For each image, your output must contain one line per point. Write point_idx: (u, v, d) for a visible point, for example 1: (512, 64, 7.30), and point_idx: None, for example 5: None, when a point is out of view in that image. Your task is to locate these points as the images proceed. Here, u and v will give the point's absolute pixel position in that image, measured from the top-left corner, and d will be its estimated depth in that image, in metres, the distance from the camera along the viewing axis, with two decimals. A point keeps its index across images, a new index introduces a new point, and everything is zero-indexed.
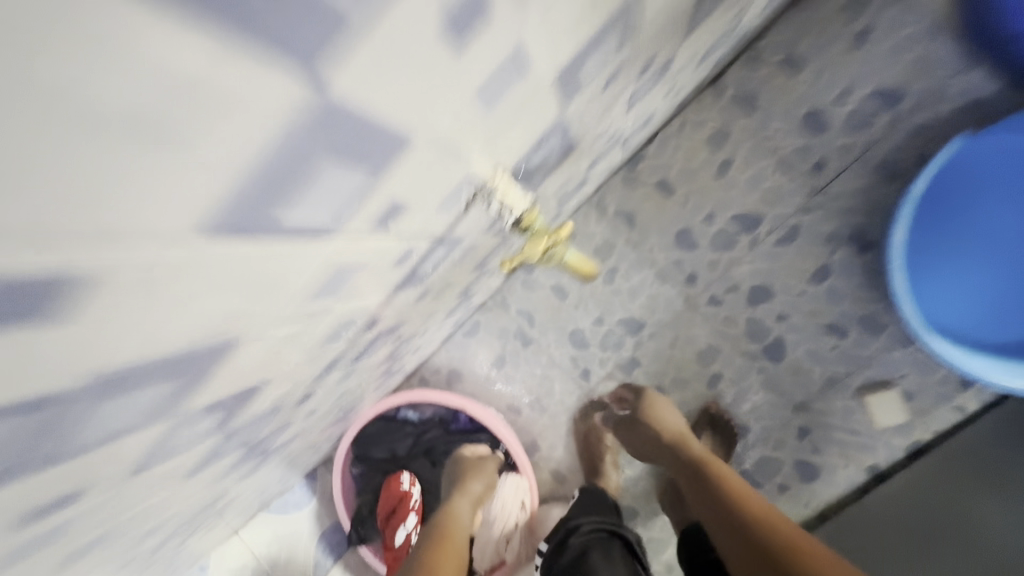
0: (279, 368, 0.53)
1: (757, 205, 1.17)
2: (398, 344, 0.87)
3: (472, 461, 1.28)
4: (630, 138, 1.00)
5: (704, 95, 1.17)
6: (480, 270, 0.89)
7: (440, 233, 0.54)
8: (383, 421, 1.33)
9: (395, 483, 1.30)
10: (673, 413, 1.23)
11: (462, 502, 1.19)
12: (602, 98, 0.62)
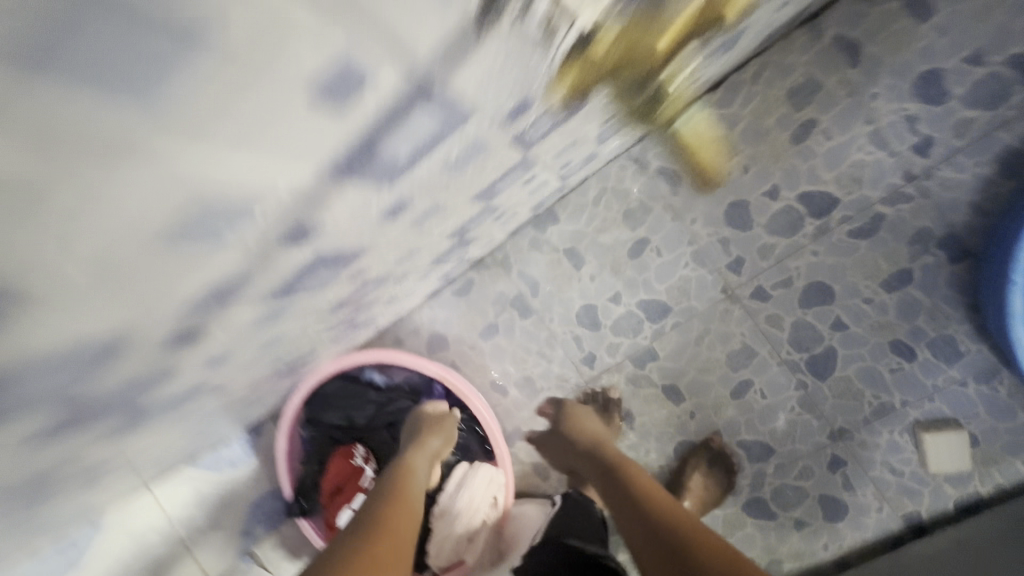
0: (212, 312, 0.45)
1: (834, 185, 0.96)
2: (332, 297, 0.62)
3: (433, 415, 1.08)
4: (711, 60, 0.76)
5: (796, 35, 0.93)
6: (483, 205, 0.66)
7: (418, 182, 0.47)
8: (343, 381, 1.11)
9: (345, 455, 1.10)
10: (594, 420, 1.07)
11: (420, 456, 0.98)
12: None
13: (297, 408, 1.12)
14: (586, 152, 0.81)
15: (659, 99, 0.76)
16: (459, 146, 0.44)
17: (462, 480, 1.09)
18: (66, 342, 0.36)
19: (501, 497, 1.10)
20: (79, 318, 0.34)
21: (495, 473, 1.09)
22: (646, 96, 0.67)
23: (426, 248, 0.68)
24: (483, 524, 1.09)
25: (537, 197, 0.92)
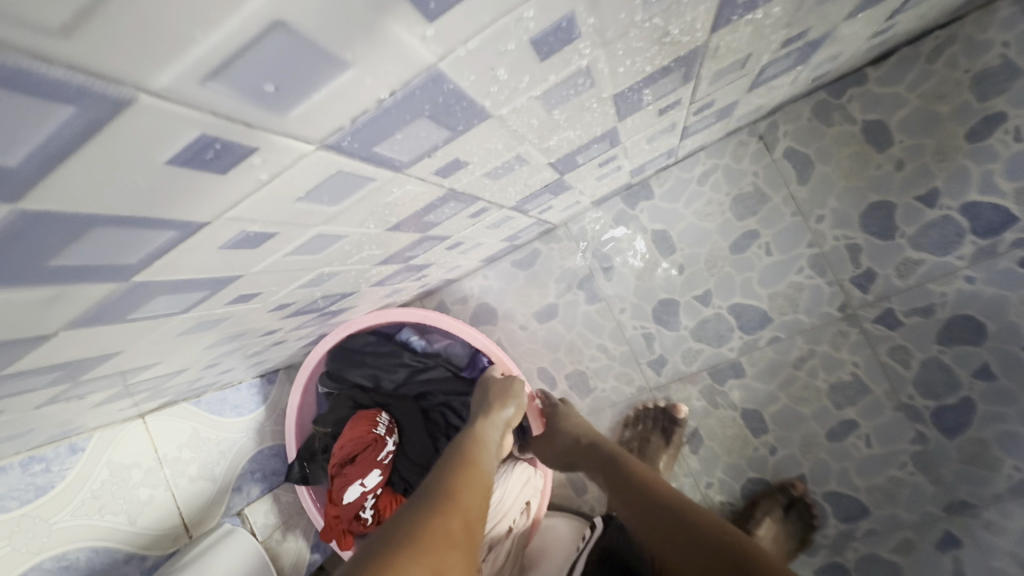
0: (296, 203, 0.33)
1: (1013, 200, 0.77)
2: (402, 214, 0.47)
3: (506, 384, 0.92)
4: (918, 2, 0.58)
5: (1000, 5, 0.75)
6: (612, 127, 0.51)
7: (585, 65, 0.34)
8: (377, 339, 1.08)
9: (367, 422, 0.99)
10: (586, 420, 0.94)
11: (492, 426, 0.81)
12: None
13: (320, 360, 1.07)
14: (729, 101, 0.65)
15: (840, 40, 0.59)
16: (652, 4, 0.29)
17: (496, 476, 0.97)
18: (96, 209, 0.23)
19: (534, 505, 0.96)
20: (112, 170, 0.21)
21: (530, 476, 0.98)
22: (846, 17, 0.50)
23: (528, 172, 0.53)
24: (509, 534, 0.92)
25: (647, 157, 0.76)
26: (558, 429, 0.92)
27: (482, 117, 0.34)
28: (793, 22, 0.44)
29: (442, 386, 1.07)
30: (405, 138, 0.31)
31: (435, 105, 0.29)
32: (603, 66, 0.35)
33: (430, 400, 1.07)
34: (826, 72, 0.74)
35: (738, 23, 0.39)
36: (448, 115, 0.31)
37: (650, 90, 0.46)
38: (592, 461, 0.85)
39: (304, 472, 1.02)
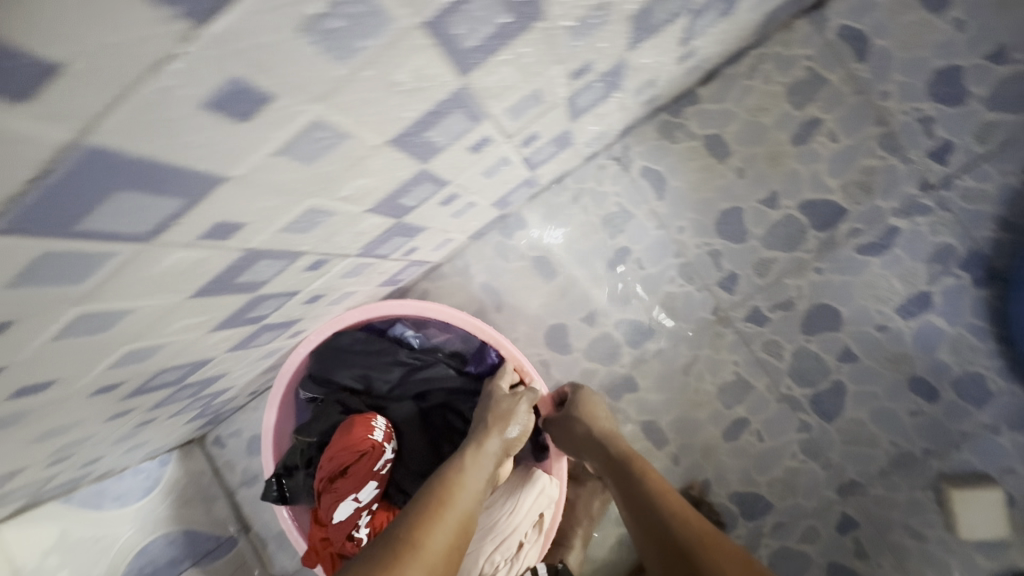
0: (16, 290, 0.31)
1: (841, 194, 0.83)
2: (199, 280, 0.45)
3: (510, 402, 0.85)
4: (706, 27, 0.63)
5: (798, 25, 0.83)
6: (421, 169, 0.52)
7: (314, 122, 0.34)
8: (366, 336, 0.96)
9: (363, 426, 0.86)
10: (605, 409, 0.88)
11: (485, 456, 0.77)
12: None
13: (301, 363, 0.95)
14: (557, 132, 0.68)
15: (642, 67, 0.64)
16: (343, 64, 0.30)
17: (511, 493, 0.91)
18: None
19: (546, 522, 0.91)
20: None
21: (547, 486, 0.91)
22: (625, 48, 0.54)
23: (342, 221, 0.52)
24: (517, 550, 0.88)
25: (501, 190, 0.78)
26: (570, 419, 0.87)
27: (215, 181, 0.34)
28: (559, 58, 0.47)
29: (445, 384, 0.96)
30: (117, 210, 0.30)
31: (131, 175, 0.28)
32: (338, 117, 0.35)
33: (433, 401, 0.97)
34: (656, 96, 0.79)
35: (490, 63, 0.41)
36: (162, 184, 0.30)
37: (438, 133, 0.47)
38: (606, 464, 0.80)
39: (282, 490, 0.93)
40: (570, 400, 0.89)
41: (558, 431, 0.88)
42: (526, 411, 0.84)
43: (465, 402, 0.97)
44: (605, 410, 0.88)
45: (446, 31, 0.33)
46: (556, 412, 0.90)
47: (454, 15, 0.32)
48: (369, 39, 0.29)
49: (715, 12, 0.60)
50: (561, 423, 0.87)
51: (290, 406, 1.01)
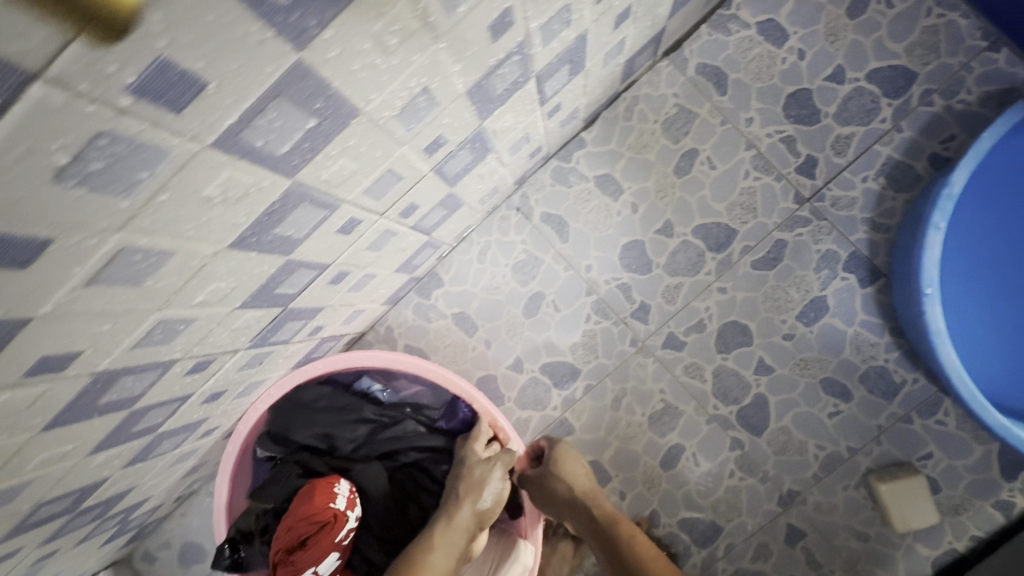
0: None
1: (728, 216, 0.88)
2: (44, 413, 0.42)
3: (484, 469, 0.82)
4: (560, 86, 0.67)
5: (661, 67, 0.88)
6: (286, 261, 0.52)
7: (121, 250, 0.34)
8: (332, 391, 0.91)
9: (324, 493, 0.74)
10: (583, 464, 0.86)
11: (455, 529, 0.75)
12: None
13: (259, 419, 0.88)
14: (439, 197, 0.69)
15: (507, 128, 0.66)
16: (129, 194, 0.30)
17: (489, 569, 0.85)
18: None
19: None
20: None
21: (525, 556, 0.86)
22: (476, 120, 0.57)
23: (211, 322, 0.51)
24: None
25: (400, 257, 0.78)
26: (548, 475, 0.85)
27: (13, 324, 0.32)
28: (400, 141, 0.49)
29: (413, 443, 0.90)
30: None
31: None
32: (150, 240, 0.35)
33: (401, 461, 0.90)
34: (538, 148, 0.82)
35: (318, 160, 0.42)
36: None
37: (288, 226, 0.47)
38: (587, 528, 0.80)
39: (235, 557, 0.84)
40: (547, 455, 0.87)
41: (535, 490, 0.86)
42: (500, 478, 0.82)
43: (435, 461, 0.91)
44: (584, 466, 0.86)
45: (245, 145, 0.34)
46: (533, 469, 0.87)
47: (248, 131, 0.33)
48: (150, 171, 0.30)
49: (564, 71, 0.63)
50: (537, 481, 0.85)
51: (247, 466, 0.93)
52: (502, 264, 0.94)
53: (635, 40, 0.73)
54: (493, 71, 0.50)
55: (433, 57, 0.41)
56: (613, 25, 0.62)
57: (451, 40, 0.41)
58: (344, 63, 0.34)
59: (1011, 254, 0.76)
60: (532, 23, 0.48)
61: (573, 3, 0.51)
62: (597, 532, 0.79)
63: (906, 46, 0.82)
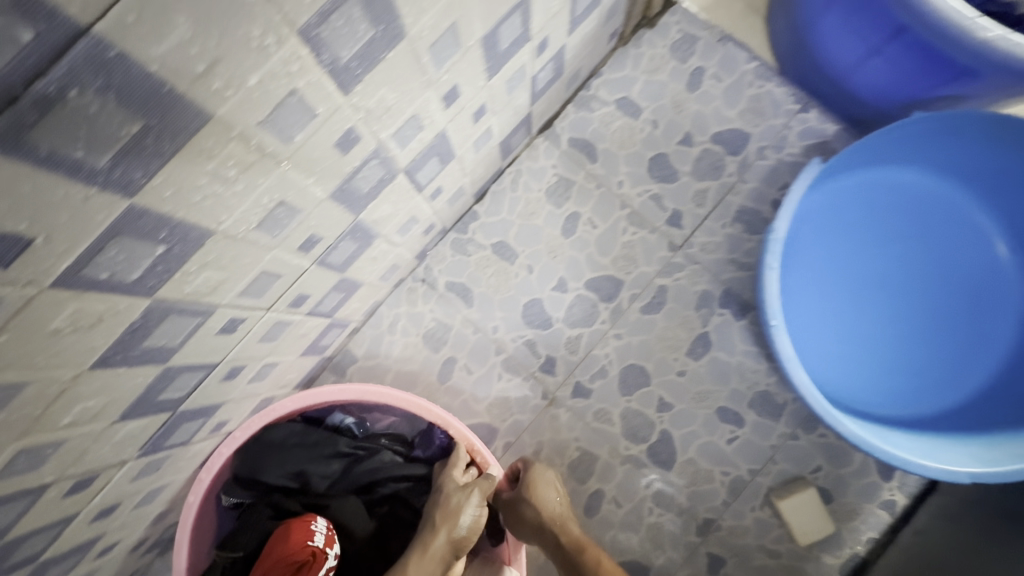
0: None
1: (614, 268, 0.96)
2: None
3: (462, 496, 0.79)
4: (434, 173, 0.74)
5: (538, 143, 0.98)
6: (163, 369, 0.53)
7: None
8: (303, 427, 0.85)
9: (302, 531, 0.72)
10: (558, 488, 0.86)
11: (429, 559, 0.74)
12: (265, 103, 0.38)
13: (225, 464, 0.83)
14: (330, 284, 0.73)
15: (388, 216, 0.72)
16: None
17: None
18: None
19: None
20: None
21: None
22: (349, 216, 0.62)
23: (85, 441, 0.51)
24: None
25: (303, 342, 0.80)
26: (521, 499, 0.85)
27: None
28: (268, 246, 0.53)
29: (392, 473, 0.85)
30: None
31: None
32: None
33: (379, 494, 0.85)
34: (432, 225, 0.88)
35: (177, 278, 0.45)
36: None
37: (158, 339, 0.49)
38: (555, 550, 0.83)
39: None
40: (522, 478, 0.88)
41: (510, 513, 0.87)
42: (478, 504, 0.79)
43: (414, 491, 0.87)
44: (559, 489, 0.87)
45: (89, 280, 0.37)
46: (509, 492, 0.88)
47: (89, 269, 0.36)
48: None
49: (434, 161, 0.70)
50: (510, 505, 0.86)
51: (209, 516, 0.86)
52: (412, 334, 0.97)
53: (502, 128, 0.82)
54: (353, 177, 0.56)
55: (281, 177, 0.46)
56: (472, 120, 0.71)
57: (296, 161, 0.46)
58: (183, 198, 0.38)
59: (846, 278, 0.88)
60: (381, 134, 0.54)
61: (420, 111, 0.57)
62: (563, 555, 0.82)
63: (737, 112, 0.96)
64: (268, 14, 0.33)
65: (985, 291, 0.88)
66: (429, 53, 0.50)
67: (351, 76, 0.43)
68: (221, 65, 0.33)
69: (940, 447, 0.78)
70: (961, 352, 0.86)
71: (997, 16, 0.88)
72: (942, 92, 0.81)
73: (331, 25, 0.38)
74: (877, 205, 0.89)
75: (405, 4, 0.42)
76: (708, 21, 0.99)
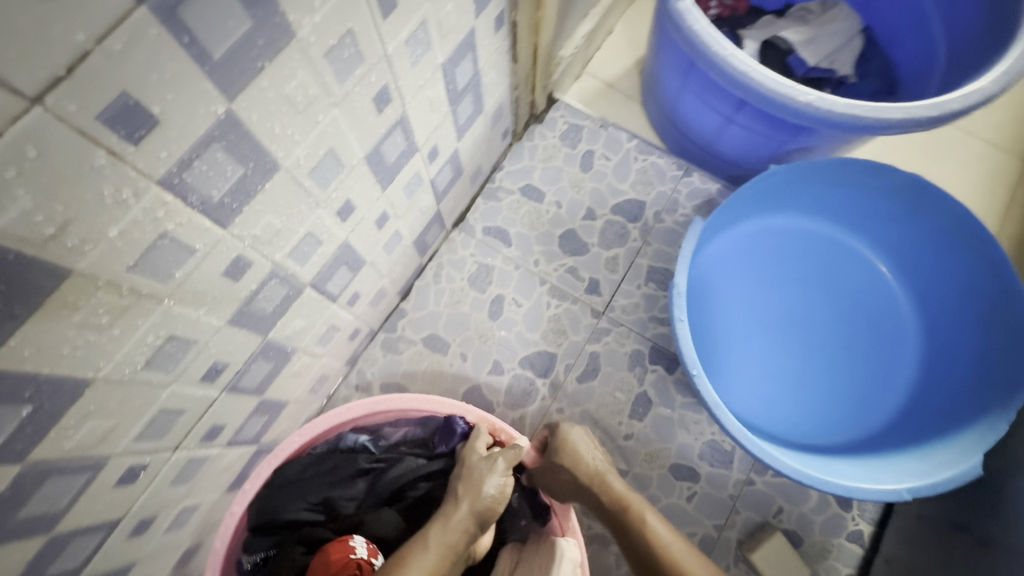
0: None
1: (545, 342, 0.98)
2: None
3: (485, 466, 0.68)
4: (346, 282, 0.76)
5: (454, 236, 1.03)
6: (49, 538, 0.49)
7: None
8: (314, 457, 0.72)
9: (340, 548, 0.63)
10: (591, 441, 0.75)
11: (453, 531, 0.63)
12: (130, 255, 0.39)
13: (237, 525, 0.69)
14: (249, 408, 0.70)
15: (303, 329, 0.72)
16: None
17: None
18: None
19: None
20: None
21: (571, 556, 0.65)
22: (256, 339, 0.62)
23: None
24: None
25: (227, 477, 0.75)
26: (553, 465, 0.74)
27: None
28: (163, 383, 0.51)
29: (422, 473, 0.72)
30: None
31: None
32: None
33: (412, 498, 0.73)
34: (355, 331, 0.89)
35: (53, 436, 0.43)
36: None
37: (35, 506, 0.45)
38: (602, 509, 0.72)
39: None
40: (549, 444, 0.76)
41: (546, 480, 0.75)
42: (503, 472, 0.68)
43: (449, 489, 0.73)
44: (591, 443, 0.75)
45: None
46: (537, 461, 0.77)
47: None
48: None
49: (343, 270, 0.72)
50: (543, 474, 0.75)
51: None
52: None
53: (411, 229, 0.86)
54: (249, 301, 0.57)
55: (165, 314, 0.46)
56: (376, 227, 0.74)
57: (180, 297, 0.47)
58: (48, 354, 0.38)
59: (753, 319, 0.95)
60: (275, 256, 0.56)
61: (315, 229, 0.60)
62: (608, 513, 0.72)
63: (630, 184, 1.06)
64: (121, 171, 0.35)
65: (880, 312, 0.96)
66: (310, 177, 0.54)
67: (227, 211, 0.46)
68: (75, 224, 0.34)
69: (879, 467, 0.80)
70: (871, 372, 0.92)
71: (821, 80, 1.04)
72: (791, 149, 0.94)
73: (195, 170, 0.40)
74: (767, 247, 0.98)
75: (273, 142, 0.46)
76: (589, 112, 1.11)
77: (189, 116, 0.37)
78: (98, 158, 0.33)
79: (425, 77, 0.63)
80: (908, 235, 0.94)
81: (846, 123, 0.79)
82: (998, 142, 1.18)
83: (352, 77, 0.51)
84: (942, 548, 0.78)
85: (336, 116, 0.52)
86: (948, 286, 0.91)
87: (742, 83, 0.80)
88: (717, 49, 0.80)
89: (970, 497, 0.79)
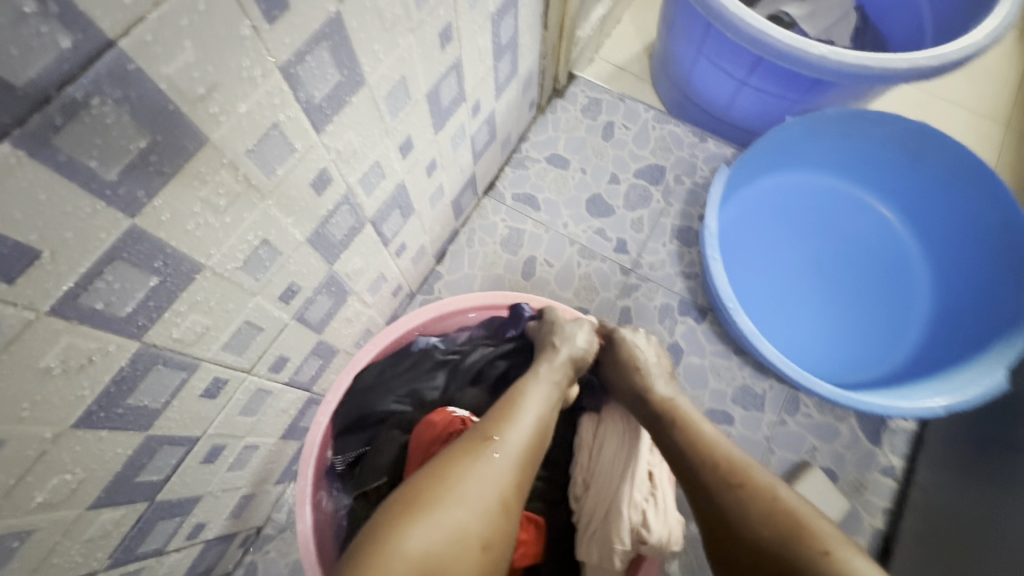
0: None
1: (577, 299, 1.02)
2: None
3: (574, 325, 0.82)
4: (397, 228, 0.79)
5: (485, 203, 1.07)
6: (144, 438, 0.50)
7: None
8: (392, 359, 0.83)
9: (442, 412, 0.74)
10: (647, 342, 0.86)
11: (560, 367, 0.76)
12: (248, 139, 0.43)
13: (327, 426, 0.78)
14: (310, 346, 0.73)
15: (359, 270, 0.75)
16: None
17: (621, 435, 0.81)
18: None
19: (661, 484, 0.78)
20: None
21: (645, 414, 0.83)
22: (324, 268, 0.65)
23: (54, 533, 0.46)
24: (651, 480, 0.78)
25: (283, 420, 0.76)
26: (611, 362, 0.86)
27: None
28: (251, 291, 0.54)
29: (495, 355, 0.85)
30: None
31: None
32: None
33: (492, 377, 0.84)
34: (398, 287, 0.92)
35: (166, 320, 0.45)
36: None
37: (138, 396, 0.47)
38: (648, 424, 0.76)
39: None
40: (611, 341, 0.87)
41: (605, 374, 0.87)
42: (589, 330, 0.83)
43: (522, 364, 0.86)
44: (646, 340, 0.86)
45: (85, 308, 0.37)
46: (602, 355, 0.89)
47: (88, 293, 0.37)
48: None
49: (396, 213, 0.76)
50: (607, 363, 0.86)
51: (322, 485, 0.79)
52: None
53: (452, 186, 0.90)
54: (324, 222, 0.59)
55: (263, 213, 0.49)
56: (426, 174, 0.78)
57: (277, 198, 0.50)
58: (177, 223, 0.40)
59: (776, 267, 0.99)
60: (350, 178, 0.60)
61: (381, 159, 0.64)
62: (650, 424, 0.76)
63: (650, 150, 1.12)
64: (257, 48, 0.39)
65: (894, 258, 1.01)
66: (385, 102, 0.58)
67: (323, 116, 0.49)
68: (218, 90, 0.38)
69: (909, 392, 0.83)
70: (890, 311, 0.97)
71: None
72: (803, 107, 1.01)
73: (306, 65, 0.44)
74: (784, 199, 1.04)
75: (364, 55, 0.51)
76: (607, 87, 1.18)
77: (310, 7, 0.41)
78: (244, 28, 0.37)
79: (478, 24, 0.68)
80: (915, 184, 1.00)
81: (857, 73, 0.86)
82: (984, 112, 1.27)
83: (427, 6, 0.56)
84: (976, 471, 0.81)
85: (411, 42, 0.57)
86: (953, 227, 0.97)
87: (760, 40, 0.87)
88: (733, 11, 0.87)
89: (997, 420, 0.82)
